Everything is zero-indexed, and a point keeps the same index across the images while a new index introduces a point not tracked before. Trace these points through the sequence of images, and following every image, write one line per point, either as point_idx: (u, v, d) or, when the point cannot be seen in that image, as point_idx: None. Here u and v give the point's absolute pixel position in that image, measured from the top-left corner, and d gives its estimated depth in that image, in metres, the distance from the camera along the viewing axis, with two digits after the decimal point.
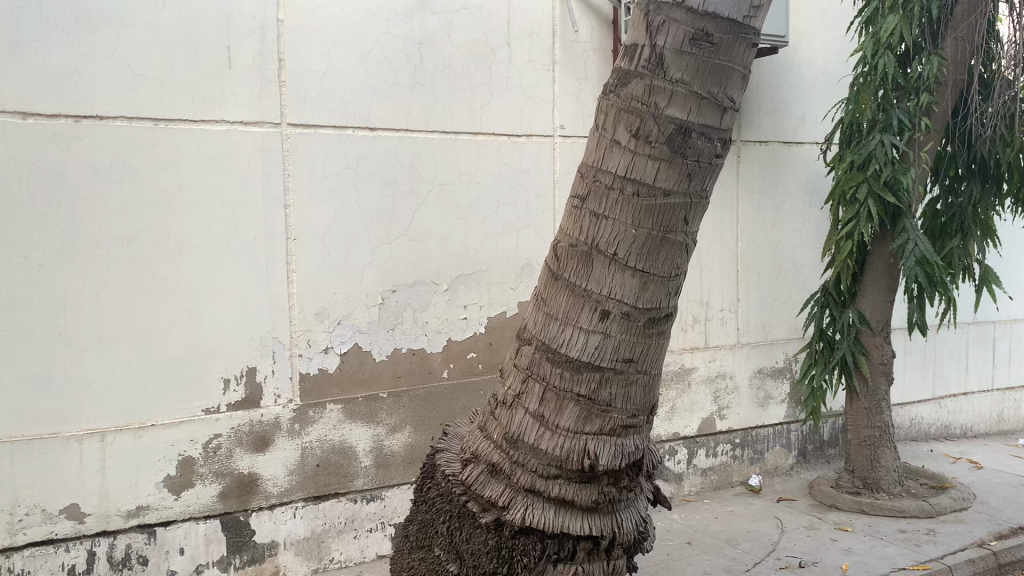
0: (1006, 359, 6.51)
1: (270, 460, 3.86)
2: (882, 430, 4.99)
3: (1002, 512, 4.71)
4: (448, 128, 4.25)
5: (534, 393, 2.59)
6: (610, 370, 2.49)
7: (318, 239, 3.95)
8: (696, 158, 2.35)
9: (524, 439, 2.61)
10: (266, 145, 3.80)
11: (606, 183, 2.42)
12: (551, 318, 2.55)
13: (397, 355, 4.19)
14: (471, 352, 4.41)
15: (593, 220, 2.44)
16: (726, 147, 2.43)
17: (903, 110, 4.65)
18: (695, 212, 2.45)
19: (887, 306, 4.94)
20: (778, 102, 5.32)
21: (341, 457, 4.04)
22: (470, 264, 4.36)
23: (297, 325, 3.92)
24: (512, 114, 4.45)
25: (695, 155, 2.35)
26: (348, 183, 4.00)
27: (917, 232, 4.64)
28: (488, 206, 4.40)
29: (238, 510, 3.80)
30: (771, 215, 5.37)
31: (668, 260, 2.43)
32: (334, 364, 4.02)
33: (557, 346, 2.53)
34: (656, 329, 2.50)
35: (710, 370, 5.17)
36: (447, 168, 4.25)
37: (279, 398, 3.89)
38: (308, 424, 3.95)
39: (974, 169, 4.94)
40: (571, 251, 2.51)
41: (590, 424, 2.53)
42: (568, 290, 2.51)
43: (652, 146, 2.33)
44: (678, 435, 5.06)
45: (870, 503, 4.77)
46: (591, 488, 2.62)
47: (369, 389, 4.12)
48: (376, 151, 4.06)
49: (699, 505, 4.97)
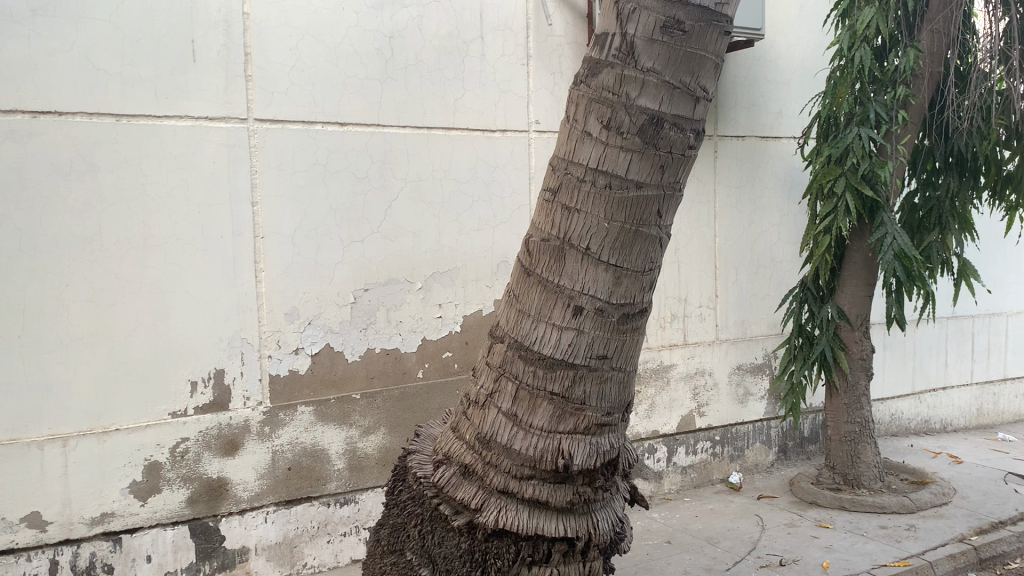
0: (985, 353, 6.50)
1: (240, 464, 3.77)
2: (862, 425, 4.96)
3: (983, 507, 4.68)
4: (421, 123, 4.17)
5: (506, 393, 2.52)
6: (584, 367, 2.42)
7: (287, 237, 3.86)
8: (669, 150, 2.29)
9: (496, 440, 2.54)
10: (233, 141, 3.71)
11: (577, 176, 2.35)
12: (523, 314, 2.48)
13: (371, 355, 4.10)
14: (447, 351, 4.33)
15: (564, 213, 2.38)
16: (700, 138, 2.37)
17: (881, 102, 4.61)
18: (669, 205, 2.38)
19: (866, 300, 4.92)
20: (754, 96, 5.28)
21: (314, 460, 3.95)
22: (445, 262, 4.29)
23: (266, 325, 3.83)
24: (485, 109, 4.38)
25: (668, 147, 2.28)
26: (317, 180, 3.91)
27: (895, 226, 4.61)
28: (462, 202, 4.32)
29: (207, 516, 3.71)
30: (748, 210, 5.33)
31: (641, 254, 2.36)
32: (305, 365, 3.93)
33: (529, 343, 2.46)
34: (630, 325, 2.44)
35: (689, 368, 5.12)
36: (420, 163, 4.17)
37: (249, 400, 3.80)
38: (279, 427, 3.86)
39: (951, 162, 4.93)
40: (542, 246, 2.44)
41: (564, 423, 2.47)
42: (540, 286, 2.44)
43: (624, 137, 2.27)
44: (657, 433, 5.01)
45: (851, 500, 4.73)
46: (566, 489, 2.55)
47: (342, 390, 4.04)
48: (346, 147, 3.98)
49: (679, 503, 4.92)
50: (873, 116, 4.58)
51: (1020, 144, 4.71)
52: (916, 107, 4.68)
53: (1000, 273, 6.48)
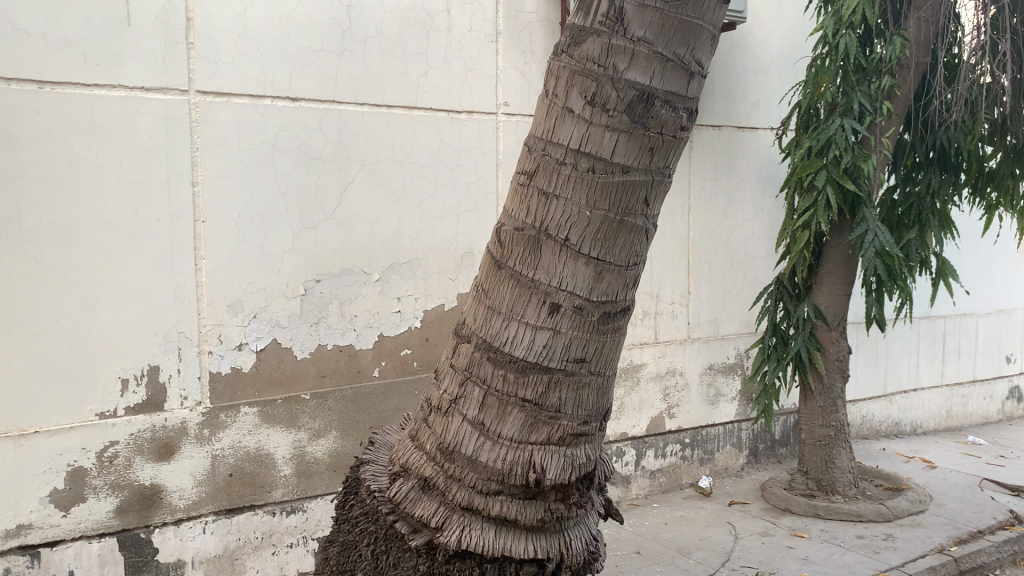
0: (956, 354, 6.38)
1: (176, 470, 3.44)
2: (837, 429, 4.77)
3: (960, 515, 4.52)
4: (380, 101, 3.85)
5: (472, 399, 2.23)
6: (560, 371, 2.15)
7: (230, 222, 3.52)
8: (659, 131, 2.02)
9: (460, 451, 2.26)
10: (171, 114, 3.36)
11: (557, 157, 2.07)
12: (493, 311, 2.20)
13: (322, 352, 3.78)
14: (406, 348, 4.03)
15: (540, 199, 2.09)
16: (695, 119, 2.11)
17: (865, 93, 4.41)
18: (657, 192, 2.11)
19: (844, 299, 4.72)
20: (731, 84, 5.05)
21: (258, 465, 3.63)
22: (405, 252, 3.98)
23: (206, 318, 3.49)
24: (450, 88, 4.07)
25: (659, 127, 2.02)
26: (265, 161, 3.58)
27: (876, 222, 4.42)
28: (424, 187, 4.02)
29: (138, 527, 3.37)
30: (723, 203, 5.11)
31: (626, 246, 2.10)
32: (249, 363, 3.60)
33: (499, 344, 2.18)
34: (611, 325, 2.17)
35: (659, 367, 4.89)
36: (379, 145, 3.86)
37: (186, 400, 3.46)
38: (220, 430, 3.53)
39: (932, 158, 4.75)
40: (516, 236, 2.15)
41: (537, 434, 2.19)
42: (512, 281, 2.15)
43: (610, 115, 2.00)
44: (626, 435, 4.77)
45: (827, 508, 4.53)
46: (537, 505, 2.28)
47: (290, 390, 3.71)
48: (297, 125, 3.65)
49: (648, 510, 4.69)
50: (857, 107, 4.38)
51: (1002, 140, 4.64)
52: (901, 98, 4.50)
53: (972, 273, 6.35)
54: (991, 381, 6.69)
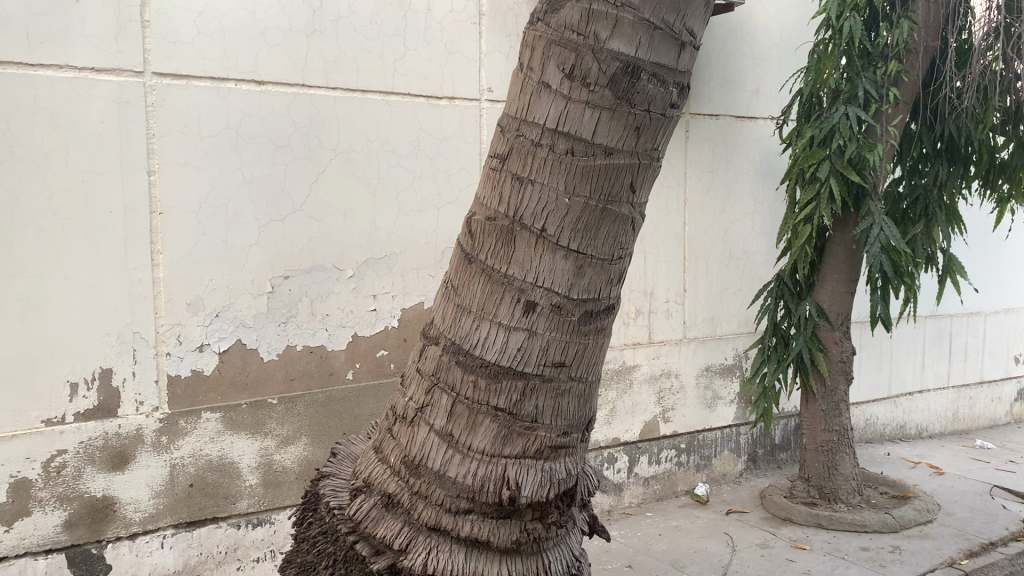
0: (962, 355, 6.14)
1: (131, 480, 3.19)
2: (840, 434, 4.53)
3: (970, 525, 4.29)
4: (353, 85, 3.61)
5: (439, 408, 1.97)
6: (537, 377, 1.89)
7: (190, 214, 3.28)
8: (647, 108, 1.77)
9: (426, 465, 1.99)
10: (125, 97, 3.12)
11: (532, 138, 1.81)
12: (461, 310, 1.93)
13: (291, 353, 3.54)
14: (382, 349, 3.79)
15: (514, 184, 1.83)
16: (687, 95, 1.85)
17: (870, 79, 4.17)
18: (644, 177, 1.86)
19: (847, 297, 4.48)
20: (729, 72, 4.80)
21: (221, 475, 3.39)
22: (381, 247, 3.74)
23: (164, 318, 3.25)
24: (430, 72, 3.83)
25: (646, 104, 1.77)
26: (228, 148, 3.34)
27: (882, 216, 4.17)
28: (402, 177, 3.77)
29: (89, 542, 3.12)
30: (721, 197, 4.86)
31: (609, 237, 1.84)
32: (210, 365, 3.36)
33: (468, 347, 1.91)
34: (594, 326, 1.91)
35: (653, 369, 4.65)
36: (352, 131, 3.62)
37: (142, 405, 3.21)
38: (179, 437, 3.29)
39: (940, 149, 4.49)
40: (487, 226, 1.88)
41: (511, 446, 1.93)
42: (482, 275, 1.88)
43: (591, 90, 1.74)
44: (618, 440, 4.53)
45: (829, 517, 4.29)
46: (511, 525, 1.99)
47: (256, 395, 3.47)
48: (263, 110, 3.41)
49: (641, 519, 4.45)
50: (862, 94, 4.14)
51: (1015, 129, 4.34)
52: (909, 84, 4.24)
53: (980, 270, 6.11)
54: (999, 383, 6.45)
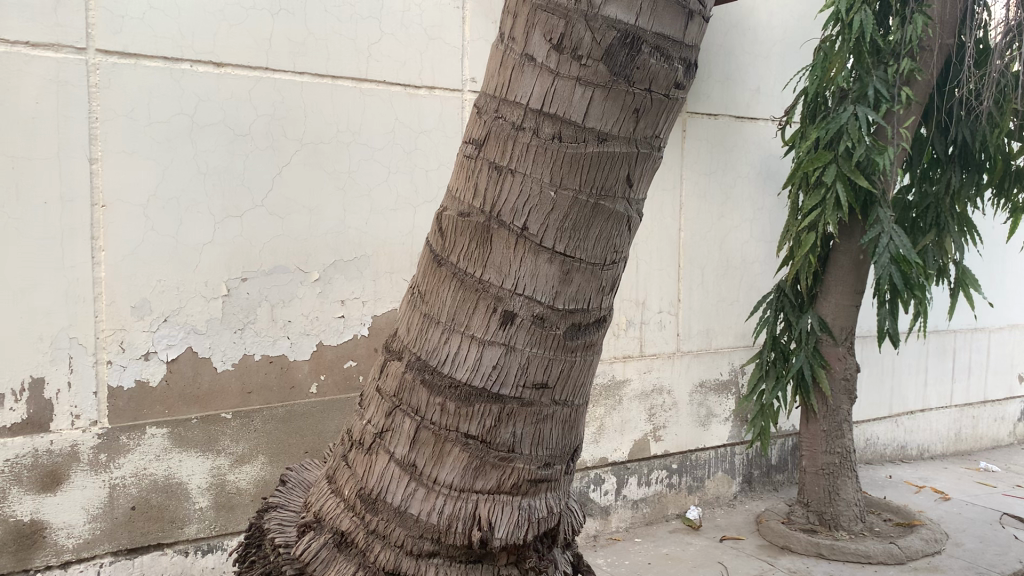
0: (966, 372, 5.87)
1: (64, 503, 2.86)
2: (842, 456, 4.25)
3: (982, 557, 3.99)
4: (323, 71, 3.31)
5: (401, 434, 1.63)
6: (514, 400, 1.57)
7: (138, 207, 2.96)
8: (647, 88, 1.45)
9: (384, 500, 1.65)
10: (64, 76, 2.80)
11: (513, 121, 1.48)
12: (429, 320, 1.61)
13: (248, 364, 3.22)
14: (350, 360, 3.47)
15: (491, 175, 1.50)
16: (694, 74, 1.53)
17: (881, 78, 3.89)
18: (643, 169, 1.54)
19: (852, 311, 4.19)
20: (729, 69, 4.52)
21: (167, 496, 3.06)
22: (350, 248, 3.42)
23: (105, 322, 2.92)
24: (408, 58, 3.52)
25: (647, 83, 1.44)
26: (181, 135, 3.02)
27: (892, 224, 3.89)
28: (375, 173, 3.46)
29: (15, 572, 2.79)
30: (718, 201, 4.58)
31: (602, 237, 1.52)
32: (157, 375, 3.03)
33: (436, 363, 1.59)
34: (583, 341, 1.59)
35: (644, 384, 4.35)
36: (319, 120, 3.31)
37: (78, 419, 2.88)
38: (120, 455, 2.96)
39: (953, 154, 4.22)
40: (458, 223, 1.55)
41: (484, 479, 1.60)
42: (454, 280, 1.56)
43: (582, 64, 1.41)
44: (606, 460, 4.23)
45: (830, 546, 4.00)
46: (482, 572, 1.67)
47: (209, 408, 3.15)
48: (221, 95, 3.09)
49: (628, 545, 4.14)
50: (872, 93, 3.87)
51: None
52: (922, 84, 3.96)
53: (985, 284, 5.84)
54: (1003, 402, 6.18)
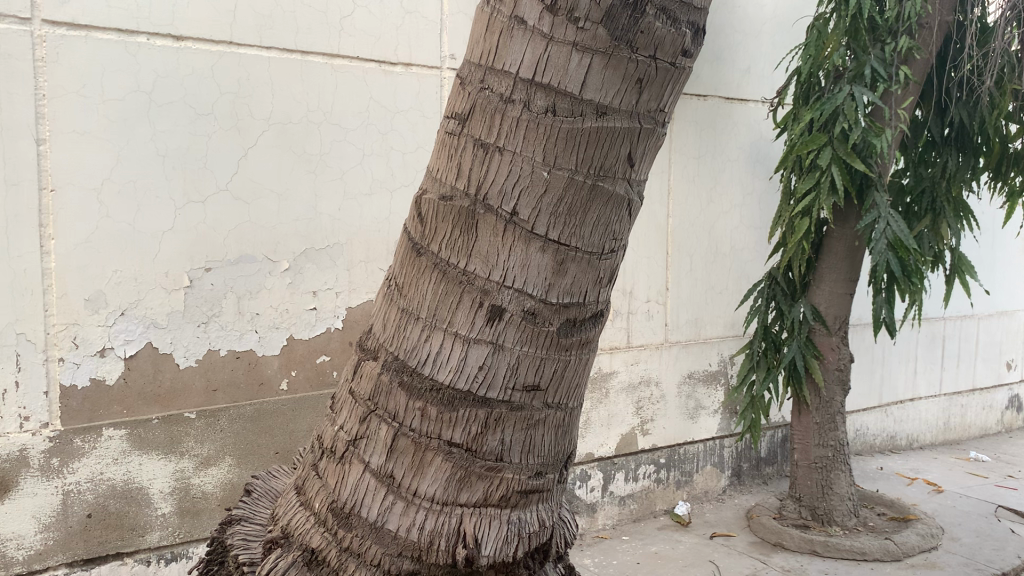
0: (955, 360, 5.77)
1: (14, 512, 2.65)
2: (835, 449, 4.11)
3: (979, 553, 3.88)
4: (293, 45, 3.09)
5: (376, 441, 1.42)
6: (502, 405, 1.36)
7: (90, 191, 2.73)
8: (652, 54, 1.25)
9: (358, 514, 1.43)
10: (8, 49, 2.57)
11: (500, 93, 1.27)
12: (407, 316, 1.39)
13: (214, 360, 3.01)
14: (323, 355, 3.27)
15: (477, 152, 1.29)
16: (704, 40, 1.33)
17: (878, 56, 3.73)
18: (647, 145, 1.33)
19: (846, 300, 4.05)
20: (719, 48, 4.34)
21: (127, 503, 2.85)
22: (322, 236, 3.22)
23: (56, 317, 2.70)
24: (383, 32, 3.31)
25: (652, 49, 1.24)
26: (138, 113, 2.80)
27: (889, 209, 3.73)
28: (348, 155, 3.26)
29: None
30: (707, 185, 4.41)
31: (601, 222, 1.32)
32: (114, 373, 2.81)
33: (414, 364, 1.38)
34: (579, 338, 1.39)
35: (631, 376, 4.19)
36: (289, 98, 3.10)
37: (28, 421, 2.67)
38: (74, 460, 2.75)
39: (950, 136, 4.07)
40: (439, 208, 1.34)
41: (468, 492, 1.40)
42: (434, 271, 1.34)
43: (580, 27, 1.21)
44: (592, 456, 4.07)
45: (825, 543, 3.86)
46: None
47: (172, 408, 2.94)
48: (180, 69, 2.87)
49: (616, 544, 3.98)
50: (870, 72, 3.70)
51: None
52: (921, 63, 3.81)
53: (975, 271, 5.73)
54: (991, 390, 6.09)
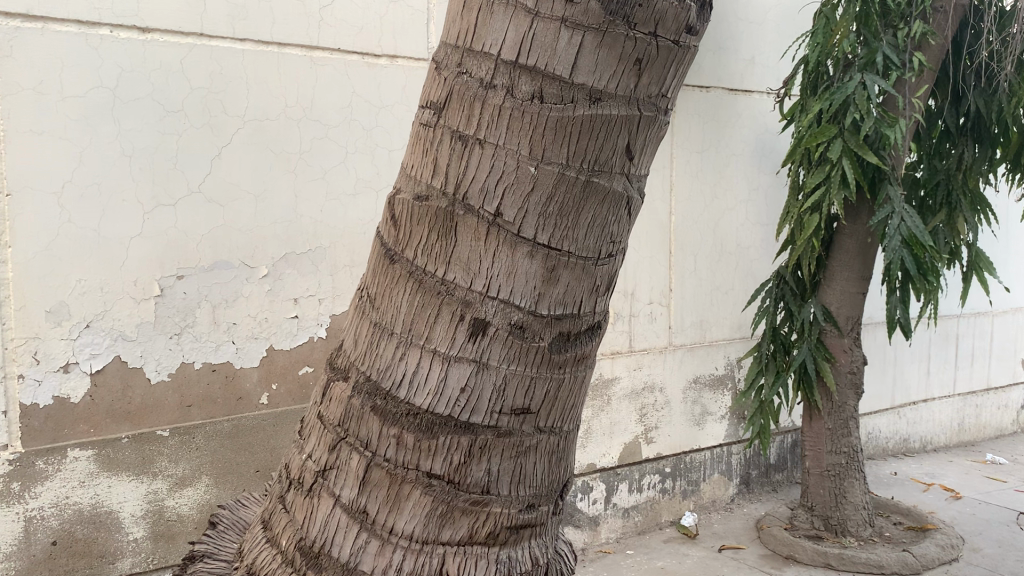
0: (969, 359, 5.57)
1: None
2: (849, 456, 3.91)
3: (1002, 564, 3.69)
4: (269, 38, 2.90)
5: (347, 473, 1.19)
6: (488, 431, 1.15)
7: (50, 194, 2.55)
8: (654, 29, 1.05)
9: (329, 554, 1.19)
10: None
11: (480, 77, 1.08)
12: (380, 331, 1.18)
13: (188, 373, 2.82)
14: (307, 366, 3.09)
15: (455, 145, 1.10)
16: (711, 16, 1.14)
17: (890, 42, 3.53)
18: (650, 134, 1.14)
19: (858, 299, 3.86)
20: (722, 37, 4.15)
21: (95, 528, 2.67)
22: (303, 240, 3.03)
23: (14, 330, 2.51)
24: (366, 23, 3.12)
25: (653, 22, 1.05)
26: (101, 109, 2.61)
27: (903, 204, 3.53)
28: (330, 154, 3.07)
29: None
30: (711, 179, 4.22)
31: (597, 222, 1.12)
32: (79, 391, 2.63)
33: (389, 387, 1.17)
34: (576, 355, 1.19)
35: (634, 382, 4.00)
36: (266, 94, 2.91)
37: None
38: (37, 483, 2.56)
39: (966, 126, 3.88)
40: (414, 209, 1.14)
41: (452, 529, 1.16)
42: (409, 281, 1.14)
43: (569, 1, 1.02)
44: (593, 467, 3.88)
45: (840, 556, 3.67)
46: None
47: (143, 425, 2.75)
48: (147, 62, 2.68)
49: (620, 559, 3.80)
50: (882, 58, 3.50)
51: None
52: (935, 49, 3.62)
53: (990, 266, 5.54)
54: (1006, 389, 5.88)
